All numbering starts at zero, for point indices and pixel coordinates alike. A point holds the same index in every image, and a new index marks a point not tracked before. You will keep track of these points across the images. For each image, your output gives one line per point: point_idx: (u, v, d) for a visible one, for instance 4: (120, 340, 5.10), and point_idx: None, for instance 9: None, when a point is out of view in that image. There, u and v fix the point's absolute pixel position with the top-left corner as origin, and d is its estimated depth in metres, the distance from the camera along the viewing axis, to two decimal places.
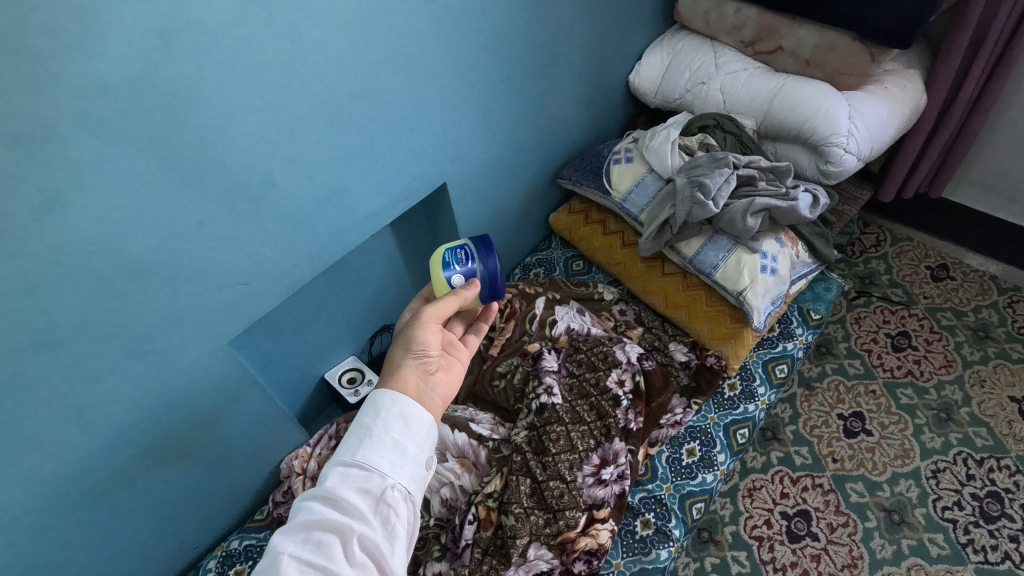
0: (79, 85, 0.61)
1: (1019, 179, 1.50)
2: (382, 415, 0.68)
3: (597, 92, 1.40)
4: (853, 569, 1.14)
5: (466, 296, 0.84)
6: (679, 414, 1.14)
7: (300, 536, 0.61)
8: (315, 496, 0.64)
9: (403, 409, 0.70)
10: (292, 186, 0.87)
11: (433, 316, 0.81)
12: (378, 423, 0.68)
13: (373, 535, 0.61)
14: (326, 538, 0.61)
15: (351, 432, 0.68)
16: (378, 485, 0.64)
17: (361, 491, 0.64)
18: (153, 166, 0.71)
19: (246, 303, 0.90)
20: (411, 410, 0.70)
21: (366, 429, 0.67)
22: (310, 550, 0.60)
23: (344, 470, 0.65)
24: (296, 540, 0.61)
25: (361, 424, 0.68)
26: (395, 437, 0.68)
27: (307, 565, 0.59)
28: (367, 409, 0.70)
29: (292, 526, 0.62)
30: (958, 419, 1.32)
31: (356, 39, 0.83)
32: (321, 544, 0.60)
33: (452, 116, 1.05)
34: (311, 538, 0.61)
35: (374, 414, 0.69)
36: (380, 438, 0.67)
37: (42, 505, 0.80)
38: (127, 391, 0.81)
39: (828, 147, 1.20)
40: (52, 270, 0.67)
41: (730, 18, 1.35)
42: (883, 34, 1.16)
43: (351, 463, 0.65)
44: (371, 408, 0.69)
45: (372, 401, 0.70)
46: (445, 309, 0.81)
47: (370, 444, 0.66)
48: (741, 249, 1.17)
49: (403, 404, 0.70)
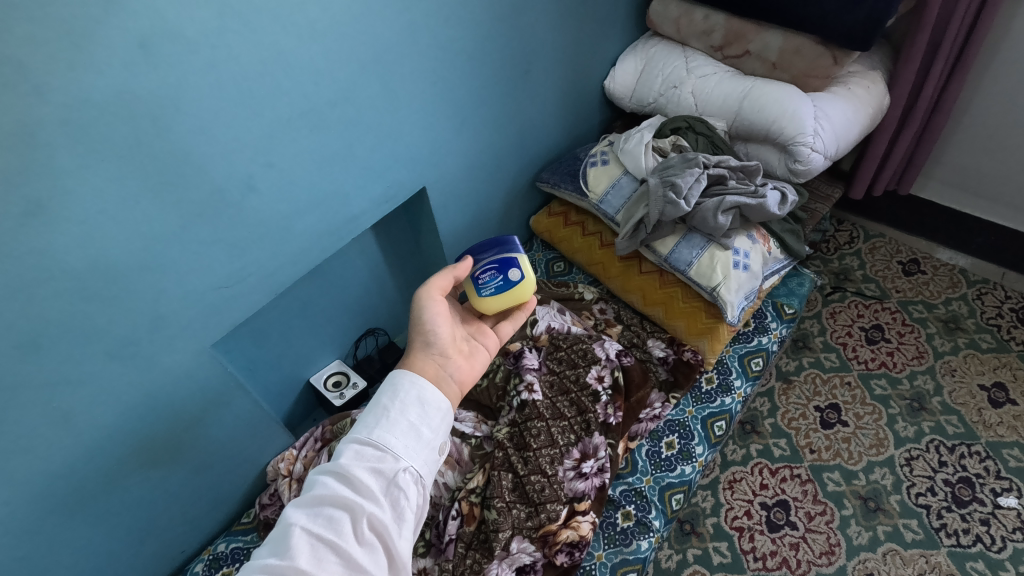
0: (59, 93, 0.64)
1: (983, 175, 1.55)
2: (400, 398, 0.71)
3: (573, 97, 1.44)
4: (831, 556, 1.17)
5: (457, 264, 0.88)
6: (658, 408, 1.17)
7: (312, 510, 0.63)
8: (329, 470, 0.66)
9: (421, 393, 0.72)
10: (272, 191, 0.89)
11: (431, 290, 0.84)
12: (395, 406, 0.70)
13: (382, 516, 0.63)
14: (336, 514, 0.63)
15: (368, 411, 0.70)
16: (391, 467, 0.66)
17: (373, 471, 0.65)
18: (135, 172, 0.73)
19: (228, 306, 0.92)
20: (428, 396, 0.72)
21: (383, 410, 0.69)
22: (320, 524, 0.62)
23: (359, 448, 0.67)
24: (308, 512, 0.63)
25: (379, 404, 0.70)
26: (410, 420, 0.69)
27: (316, 538, 0.61)
28: (386, 390, 0.72)
29: (306, 498, 0.64)
30: (930, 407, 1.35)
31: (332, 48, 0.86)
32: (331, 519, 0.62)
33: (430, 122, 1.08)
34: (321, 513, 0.63)
35: (392, 395, 0.71)
36: (396, 420, 0.69)
37: (28, 509, 0.81)
38: (112, 393, 0.83)
39: (797, 146, 1.24)
40: (34, 275, 0.69)
41: (699, 23, 1.39)
42: (844, 37, 1.20)
43: (366, 442, 0.67)
44: (390, 389, 0.72)
45: (392, 381, 0.72)
46: (442, 283, 0.86)
47: (386, 426, 0.68)
48: (714, 246, 1.20)
49: (421, 389, 0.72)
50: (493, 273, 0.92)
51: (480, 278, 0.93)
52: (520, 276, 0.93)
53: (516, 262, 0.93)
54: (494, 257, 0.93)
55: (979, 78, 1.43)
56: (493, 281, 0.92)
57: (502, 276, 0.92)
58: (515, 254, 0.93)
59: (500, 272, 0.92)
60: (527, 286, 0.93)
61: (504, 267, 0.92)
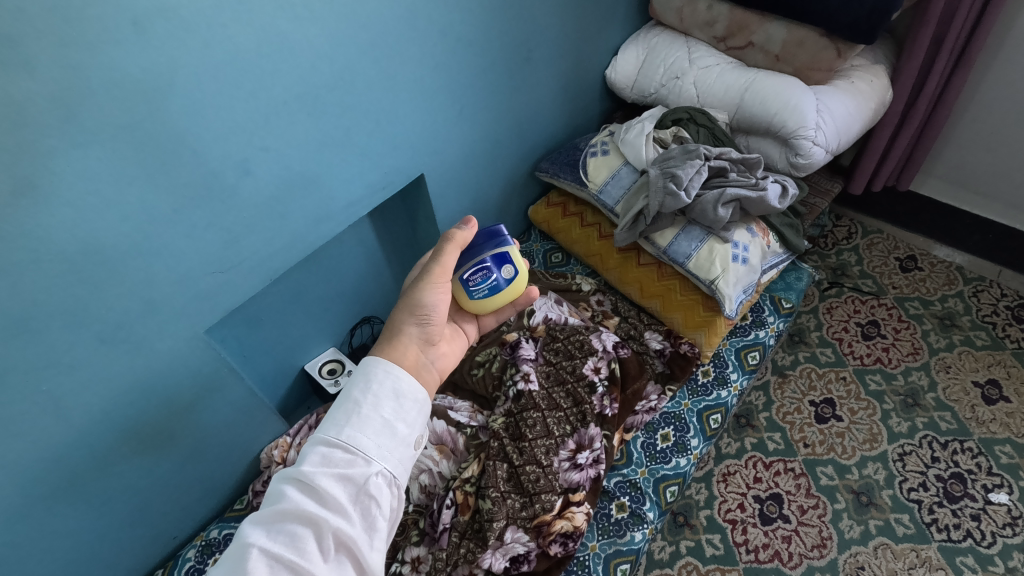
0: (50, 69, 0.62)
1: (983, 173, 1.55)
2: (373, 391, 0.67)
3: (573, 85, 1.42)
4: (823, 550, 1.18)
5: (460, 236, 0.80)
6: (654, 400, 1.17)
7: (272, 526, 0.60)
8: (292, 478, 0.62)
9: (396, 385, 0.68)
10: (267, 175, 0.87)
11: (441, 273, 0.79)
12: (367, 400, 0.66)
13: (350, 530, 0.60)
14: (299, 530, 0.59)
15: (337, 407, 0.66)
16: (360, 473, 0.62)
17: (341, 479, 0.62)
18: (129, 153, 0.71)
19: (221, 292, 0.90)
20: (403, 388, 0.69)
21: (354, 406, 0.66)
22: (280, 542, 0.58)
23: (326, 452, 0.63)
24: (268, 528, 0.60)
25: (350, 398, 0.66)
26: (383, 416, 0.66)
27: (277, 558, 0.57)
28: (358, 381, 0.68)
29: (267, 512, 0.60)
30: (924, 403, 1.36)
31: (331, 31, 0.85)
32: (293, 536, 0.59)
33: (429, 108, 1.07)
34: (283, 529, 0.59)
35: (364, 387, 0.67)
36: (368, 417, 0.65)
37: (16, 493, 0.79)
38: (103, 377, 0.82)
39: (798, 139, 1.23)
40: (22, 256, 0.68)
41: (702, 14, 1.38)
42: (849, 30, 1.19)
43: (334, 444, 0.63)
44: (363, 380, 0.68)
45: (365, 370, 0.69)
46: (450, 264, 0.80)
47: (356, 425, 0.64)
48: (713, 239, 1.20)
49: (396, 379, 0.69)
50: (486, 273, 0.88)
51: (472, 281, 0.88)
52: (514, 272, 0.89)
53: (509, 259, 0.89)
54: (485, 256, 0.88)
55: (981, 74, 1.42)
56: (486, 283, 0.88)
57: (496, 276, 0.88)
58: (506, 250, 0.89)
59: (493, 271, 0.88)
60: (520, 282, 0.91)
61: (498, 266, 0.88)
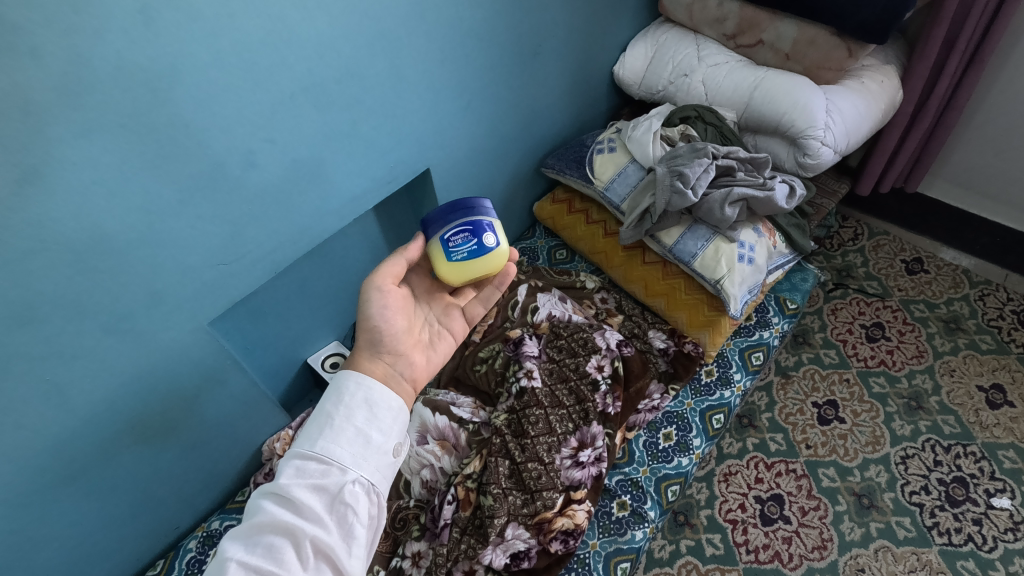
0: (57, 57, 0.61)
1: (993, 175, 1.53)
2: (346, 402, 0.68)
3: (581, 81, 1.41)
4: (823, 551, 1.18)
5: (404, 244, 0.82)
6: (657, 399, 1.17)
7: (249, 540, 0.60)
8: (268, 492, 0.63)
9: (369, 394, 0.69)
10: (272, 167, 0.87)
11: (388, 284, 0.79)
12: (340, 411, 0.67)
13: (327, 538, 0.61)
14: (277, 541, 0.60)
15: (311, 420, 0.67)
16: (336, 482, 0.63)
17: (316, 489, 0.63)
18: (133, 143, 0.71)
19: (226, 284, 0.90)
20: (376, 396, 0.69)
21: (328, 418, 0.67)
22: (258, 554, 0.59)
23: (301, 464, 0.64)
24: (245, 542, 0.60)
25: (322, 411, 0.67)
26: (357, 425, 0.67)
27: (254, 571, 0.58)
28: (331, 395, 0.69)
29: (244, 527, 0.61)
30: (927, 407, 1.35)
31: (339, 23, 0.84)
32: (271, 547, 0.60)
33: (436, 101, 1.06)
34: (260, 542, 0.60)
35: (337, 400, 0.68)
36: (342, 427, 0.66)
37: (20, 481, 0.80)
38: (106, 368, 0.82)
39: (807, 139, 1.22)
40: (26, 245, 0.67)
41: (712, 10, 1.37)
42: (860, 29, 1.18)
43: (308, 456, 0.64)
44: (335, 392, 0.69)
45: (337, 383, 0.70)
46: (394, 270, 0.80)
47: (330, 435, 0.65)
48: (719, 238, 1.19)
49: (368, 389, 0.69)
50: (467, 237, 0.85)
51: (451, 242, 0.85)
52: (496, 241, 0.87)
53: (492, 227, 0.87)
54: (467, 219, 0.85)
55: (993, 77, 1.41)
56: (467, 247, 0.85)
57: (477, 241, 0.85)
58: (490, 217, 0.87)
59: (474, 235, 0.85)
60: (502, 253, 0.88)
61: (479, 231, 0.85)
